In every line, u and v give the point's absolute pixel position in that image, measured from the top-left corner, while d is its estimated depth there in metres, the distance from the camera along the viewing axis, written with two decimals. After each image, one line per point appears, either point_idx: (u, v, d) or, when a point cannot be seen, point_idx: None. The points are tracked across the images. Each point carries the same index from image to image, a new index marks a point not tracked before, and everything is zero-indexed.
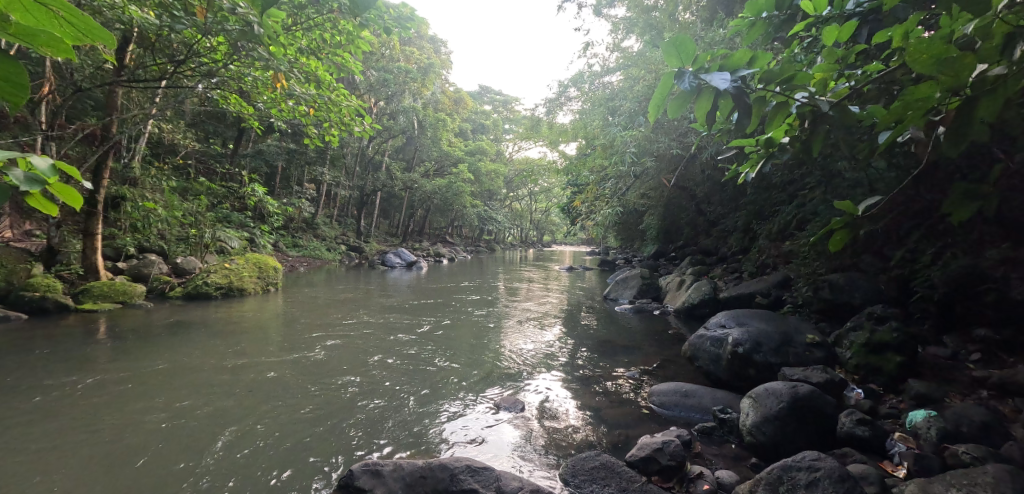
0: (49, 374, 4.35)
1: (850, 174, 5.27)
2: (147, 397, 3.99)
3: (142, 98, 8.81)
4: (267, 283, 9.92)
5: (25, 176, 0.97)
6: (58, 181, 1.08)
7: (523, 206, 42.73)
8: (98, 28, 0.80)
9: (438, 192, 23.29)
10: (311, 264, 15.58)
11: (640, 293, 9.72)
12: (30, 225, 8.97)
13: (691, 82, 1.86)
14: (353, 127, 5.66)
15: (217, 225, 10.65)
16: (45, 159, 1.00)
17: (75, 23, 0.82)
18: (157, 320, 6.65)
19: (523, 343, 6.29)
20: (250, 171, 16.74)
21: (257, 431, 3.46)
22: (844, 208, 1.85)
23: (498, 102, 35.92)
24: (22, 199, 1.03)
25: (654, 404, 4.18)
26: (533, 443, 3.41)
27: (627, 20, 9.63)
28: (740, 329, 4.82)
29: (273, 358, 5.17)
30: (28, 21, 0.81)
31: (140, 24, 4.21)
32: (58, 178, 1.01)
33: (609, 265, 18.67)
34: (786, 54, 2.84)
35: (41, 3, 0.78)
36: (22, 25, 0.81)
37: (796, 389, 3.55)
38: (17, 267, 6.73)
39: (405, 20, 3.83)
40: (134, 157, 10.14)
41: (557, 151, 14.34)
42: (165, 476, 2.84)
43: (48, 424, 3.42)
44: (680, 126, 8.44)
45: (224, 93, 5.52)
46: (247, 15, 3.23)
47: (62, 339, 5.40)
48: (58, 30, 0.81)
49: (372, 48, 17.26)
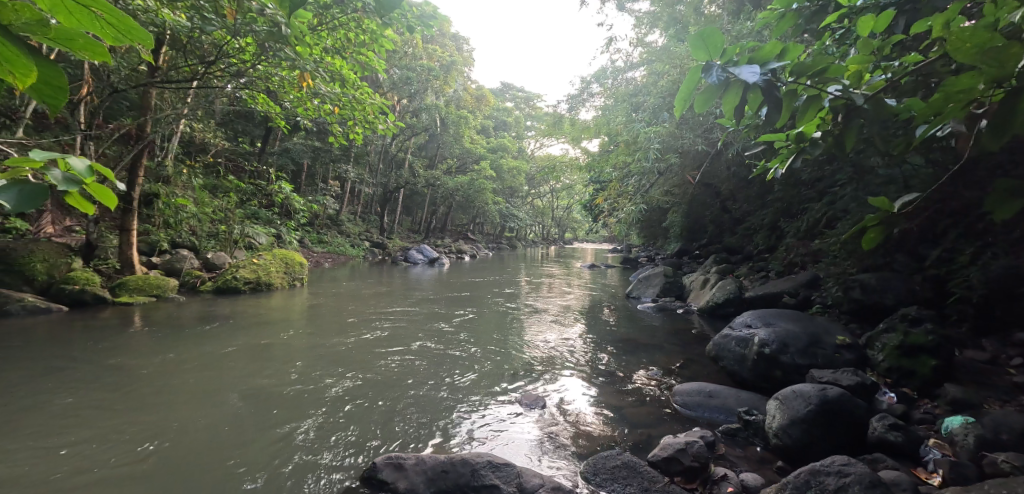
0: (89, 363, 4.54)
1: (883, 170, 5.09)
2: (187, 386, 4.14)
3: (175, 98, 9.11)
4: (293, 278, 10.14)
5: (65, 175, 1.00)
6: (94, 181, 1.10)
7: (545, 204, 42.60)
8: (137, 29, 0.80)
9: (460, 189, 23.43)
10: (335, 260, 15.89)
11: (663, 291, 9.59)
12: (70, 220, 9.36)
13: (719, 76, 1.81)
14: (377, 125, 5.73)
15: (246, 222, 10.96)
16: (82, 160, 1.01)
17: (115, 25, 0.83)
18: (188, 312, 6.86)
19: (544, 340, 6.29)
20: (277, 168, 17.14)
21: (292, 420, 3.57)
22: (878, 206, 1.78)
23: (520, 99, 35.92)
24: (60, 199, 1.06)
25: (677, 404, 4.12)
26: (553, 442, 3.38)
27: (651, 15, 9.49)
28: (766, 330, 4.71)
29: (299, 351, 5.28)
30: (67, 25, 0.82)
31: (173, 26, 4.35)
32: (95, 179, 1.02)
33: (631, 262, 18.53)
34: (819, 47, 2.75)
35: (83, 4, 0.78)
36: (64, 29, 0.82)
37: (825, 392, 3.44)
38: (58, 261, 7.03)
39: (427, 19, 3.87)
40: (168, 156, 10.52)
41: (579, 147, 14.24)
42: (214, 461, 2.97)
43: (100, 410, 3.58)
44: (705, 122, 8.27)
45: (253, 93, 5.66)
46: (276, 16, 3.33)
47: (101, 331, 5.63)
48: (98, 32, 0.81)
49: (395, 47, 17.44)
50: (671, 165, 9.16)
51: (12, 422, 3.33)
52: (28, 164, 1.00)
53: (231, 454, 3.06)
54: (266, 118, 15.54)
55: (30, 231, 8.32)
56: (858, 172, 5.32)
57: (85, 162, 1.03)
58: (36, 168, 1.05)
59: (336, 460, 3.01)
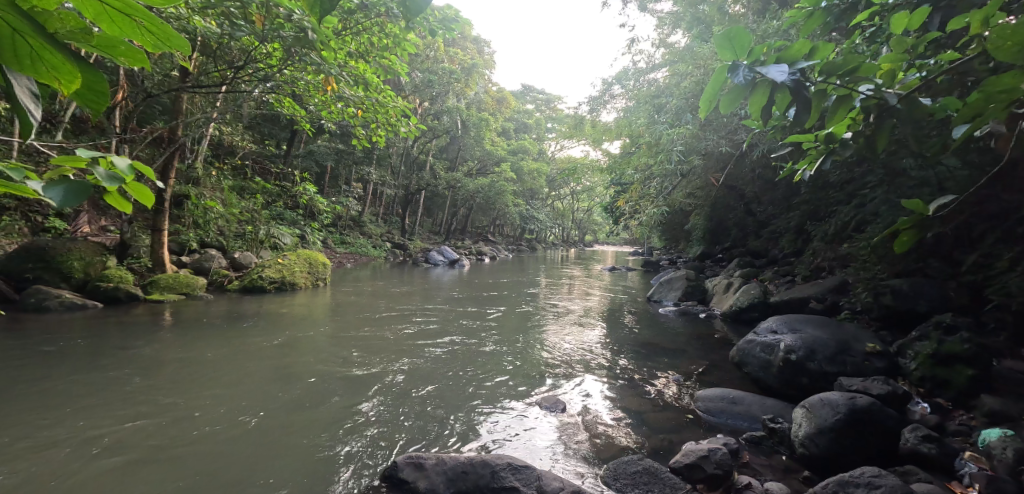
0: (121, 358, 4.69)
1: (917, 172, 4.91)
2: (218, 380, 4.28)
3: (205, 102, 9.37)
4: (317, 278, 10.32)
5: (108, 174, 1.03)
6: (133, 180, 1.13)
7: (566, 206, 42.40)
8: (176, 35, 0.80)
9: (481, 191, 23.51)
10: (357, 261, 16.14)
11: (685, 294, 9.45)
12: (105, 220, 9.74)
13: (746, 76, 1.77)
14: (400, 127, 5.78)
15: (271, 223, 11.23)
16: (125, 159, 1.05)
17: (155, 33, 0.83)
18: (215, 310, 7.05)
19: (564, 342, 6.26)
20: (302, 170, 17.51)
21: (321, 416, 3.66)
22: (913, 208, 1.72)
23: (541, 101, 35.91)
24: (101, 198, 1.09)
25: (699, 410, 4.04)
26: (572, 446, 3.34)
27: (674, 15, 9.37)
28: (792, 336, 4.60)
29: (322, 349, 5.38)
30: (112, 33, 0.83)
31: (204, 33, 4.47)
32: (135, 177, 1.06)
33: (653, 265, 18.32)
34: (849, 46, 2.67)
35: (123, 12, 0.78)
36: (109, 35, 0.84)
37: (854, 401, 3.34)
38: (94, 259, 7.31)
39: (449, 22, 4.04)
40: (198, 158, 10.85)
41: (601, 149, 14.16)
42: (250, 453, 3.07)
43: (140, 402, 3.73)
44: (729, 123, 8.12)
45: (279, 97, 5.79)
46: (302, 21, 3.40)
47: (133, 327, 5.83)
48: (140, 39, 0.82)
49: (417, 50, 17.60)
50: (694, 167, 9.03)
51: (41, 418, 3.39)
52: (72, 163, 1.03)
53: (249, 457, 3.02)
54: (292, 121, 15.88)
55: (68, 230, 8.70)
56: (889, 174, 5.16)
57: (127, 161, 1.07)
58: (81, 168, 1.09)
59: (352, 463, 2.98)
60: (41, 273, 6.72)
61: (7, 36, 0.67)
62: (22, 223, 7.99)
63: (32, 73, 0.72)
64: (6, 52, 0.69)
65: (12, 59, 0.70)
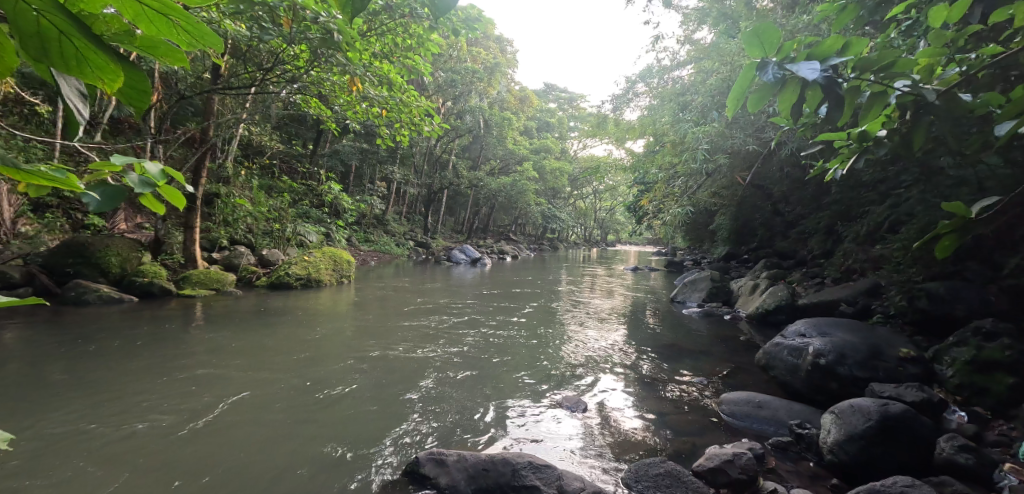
0: (155, 351, 4.88)
1: (955, 171, 4.71)
2: (249, 373, 4.41)
3: (234, 103, 9.61)
4: (341, 275, 10.50)
5: (141, 179, 1.06)
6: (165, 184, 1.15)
7: (588, 205, 42.01)
8: (212, 34, 0.80)
9: (503, 191, 23.52)
10: (381, 259, 16.36)
11: (709, 296, 9.28)
12: (140, 218, 10.13)
13: (775, 74, 1.73)
14: (423, 127, 5.81)
15: (298, 221, 11.46)
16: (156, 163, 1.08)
17: (191, 33, 0.83)
18: (244, 306, 7.24)
19: (585, 342, 6.22)
20: (327, 170, 17.83)
21: (348, 409, 3.75)
22: (955, 210, 1.66)
23: (563, 100, 35.73)
24: (134, 201, 1.12)
25: (723, 413, 3.97)
26: (592, 447, 3.32)
27: (700, 11, 9.19)
28: (821, 339, 4.46)
29: (346, 345, 5.46)
30: (150, 33, 0.84)
31: (234, 36, 4.59)
32: (166, 181, 1.08)
33: (677, 266, 18.03)
34: (884, 40, 2.57)
35: (160, 14, 0.77)
36: (148, 36, 0.84)
37: (886, 407, 3.24)
38: (130, 255, 7.62)
39: (473, 22, 4.05)
40: (228, 158, 11.15)
41: (624, 147, 14.00)
42: (287, 442, 3.20)
43: (179, 392, 3.90)
44: (757, 120, 7.92)
45: (306, 98, 5.89)
46: (328, 23, 3.44)
47: (166, 321, 6.04)
48: (176, 39, 0.82)
49: (440, 50, 17.68)
50: (720, 166, 8.85)
51: (87, 406, 3.58)
52: (106, 167, 1.06)
53: (274, 453, 3.05)
54: (318, 121, 16.18)
55: (106, 227, 9.07)
56: (924, 173, 4.95)
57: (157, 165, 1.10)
58: (116, 172, 1.11)
59: (373, 466, 2.93)
60: (81, 267, 7.01)
61: (55, 39, 0.68)
62: (63, 220, 8.37)
63: (76, 73, 0.73)
64: (53, 56, 0.70)
65: (58, 62, 0.71)
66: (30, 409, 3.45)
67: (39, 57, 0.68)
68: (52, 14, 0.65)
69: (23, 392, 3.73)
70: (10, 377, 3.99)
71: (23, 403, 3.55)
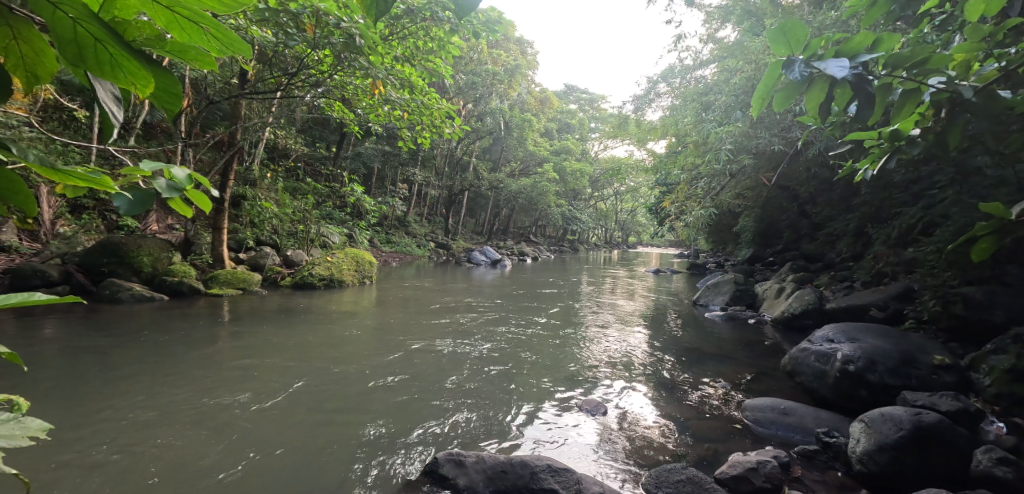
0: (185, 348, 5.03)
1: (993, 170, 4.52)
2: (274, 371, 4.51)
3: (261, 107, 9.85)
4: (363, 276, 10.65)
5: (168, 184, 1.09)
6: (193, 190, 1.19)
7: (609, 207, 41.65)
8: (240, 40, 0.79)
9: (523, 192, 23.53)
10: (402, 260, 16.55)
11: (733, 299, 9.12)
12: (171, 219, 10.49)
13: (803, 72, 1.68)
14: (444, 129, 5.85)
15: (322, 223, 11.66)
16: (184, 169, 1.12)
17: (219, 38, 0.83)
18: (269, 305, 7.41)
19: (607, 345, 6.18)
20: (350, 172, 18.14)
21: (369, 408, 3.78)
22: (997, 212, 1.58)
23: (583, 101, 35.60)
24: (165, 205, 1.17)
25: (747, 419, 3.89)
26: (612, 451, 3.29)
27: (723, 9, 9.04)
28: (850, 345, 4.33)
29: (368, 345, 5.53)
30: (182, 40, 0.84)
31: (262, 42, 4.71)
32: (193, 186, 1.12)
33: (699, 268, 17.74)
34: (916, 36, 2.48)
35: (191, 20, 0.77)
36: (180, 42, 0.84)
37: (919, 417, 3.12)
38: (161, 255, 7.87)
39: (493, 24, 4.07)
40: (255, 161, 11.45)
41: (646, 148, 13.86)
42: (308, 440, 3.24)
43: (204, 388, 4.01)
44: (783, 120, 7.74)
45: (330, 102, 6.01)
46: (351, 28, 3.50)
47: (195, 319, 6.23)
48: (207, 46, 0.82)
49: (461, 52, 17.81)
50: (744, 166, 8.67)
51: (120, 399, 3.71)
52: (137, 173, 1.10)
53: (296, 450, 3.09)
54: (341, 124, 16.49)
55: (139, 228, 9.41)
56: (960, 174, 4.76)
57: (185, 171, 1.13)
58: (146, 177, 1.15)
59: (391, 468, 2.92)
60: (115, 267, 7.28)
61: (90, 46, 0.69)
62: (98, 221, 8.73)
63: (111, 79, 0.74)
64: (90, 62, 0.71)
65: (93, 66, 0.72)
66: (69, 401, 3.61)
67: (76, 63, 0.69)
68: (87, 22, 0.66)
69: (61, 384, 3.90)
70: (50, 370, 4.18)
71: (60, 394, 3.69)
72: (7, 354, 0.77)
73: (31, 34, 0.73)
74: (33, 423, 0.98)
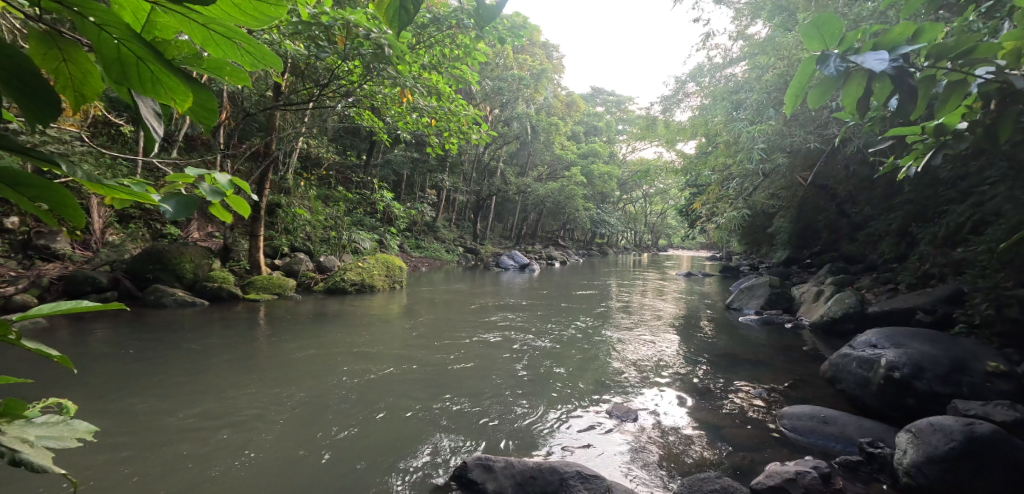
0: (224, 351, 5.22)
1: None
2: (307, 374, 4.61)
3: (293, 118, 10.16)
4: (393, 281, 10.83)
5: (211, 188, 1.15)
6: (232, 194, 1.24)
7: (638, 209, 41.04)
8: (272, 56, 0.81)
9: (551, 195, 23.48)
10: (431, 265, 16.75)
11: (768, 302, 8.85)
12: (212, 228, 10.96)
13: (838, 67, 1.60)
14: (471, 135, 5.90)
15: (353, 229, 11.93)
16: (225, 174, 1.17)
17: (252, 54, 0.84)
18: (302, 310, 7.61)
19: (637, 349, 6.08)
20: (381, 179, 18.53)
21: (396, 413, 3.80)
22: None
23: (611, 104, 35.43)
24: (207, 209, 1.21)
25: (785, 428, 3.75)
26: (644, 459, 3.23)
27: (753, 5, 8.82)
28: (895, 351, 4.12)
29: (397, 349, 5.60)
30: (218, 58, 0.86)
31: (295, 55, 4.86)
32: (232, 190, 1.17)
33: (732, 271, 17.34)
34: (961, 25, 2.34)
35: (225, 37, 0.79)
36: (216, 59, 0.87)
37: (971, 427, 2.95)
38: (201, 261, 8.21)
39: (519, 29, 4.07)
40: (289, 170, 11.83)
41: (675, 149, 13.63)
42: (334, 445, 3.26)
43: (238, 391, 4.13)
44: (819, 116, 7.47)
45: (361, 111, 6.15)
46: (381, 38, 3.56)
47: (234, 323, 6.46)
48: (241, 62, 0.84)
49: (487, 59, 18.01)
50: (778, 165, 8.38)
51: (161, 400, 3.87)
52: (181, 178, 1.15)
53: (324, 454, 3.14)
54: (371, 133, 16.89)
55: (182, 236, 9.87)
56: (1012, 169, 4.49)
57: (226, 176, 1.19)
58: (189, 183, 1.20)
59: (411, 472, 2.95)
60: (159, 273, 7.63)
61: (133, 64, 0.74)
62: (144, 230, 9.19)
63: (152, 95, 0.77)
64: (133, 80, 0.75)
65: (136, 85, 0.75)
66: (116, 401, 3.79)
67: (120, 82, 0.72)
68: (130, 43, 0.70)
69: (111, 385, 4.11)
70: (98, 373, 4.40)
71: (109, 396, 3.89)
72: (58, 357, 0.80)
73: (79, 55, 0.78)
74: (80, 425, 0.98)
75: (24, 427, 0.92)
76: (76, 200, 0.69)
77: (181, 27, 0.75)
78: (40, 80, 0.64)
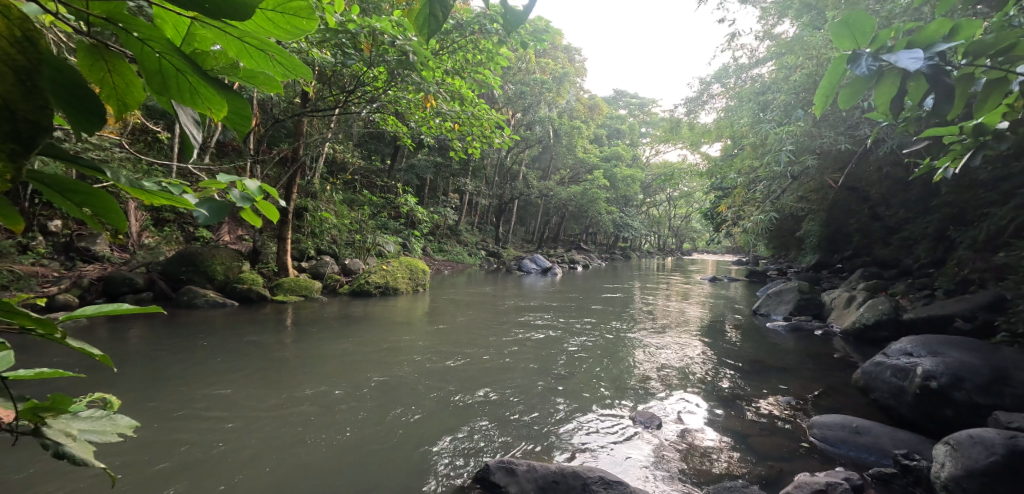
0: (253, 351, 5.37)
1: None
2: (331, 375, 4.70)
3: (320, 124, 10.38)
4: (416, 284, 10.94)
5: (241, 194, 1.20)
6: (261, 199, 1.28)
7: (662, 213, 40.47)
8: (300, 65, 0.84)
9: (573, 198, 23.38)
10: (454, 268, 16.84)
11: (797, 308, 8.62)
12: (242, 231, 11.29)
13: (869, 67, 1.57)
14: (494, 139, 5.90)
15: (377, 232, 12.11)
16: (254, 181, 1.22)
17: (283, 64, 0.87)
18: (328, 312, 7.76)
19: (662, 354, 6.00)
20: (404, 183, 18.80)
21: (417, 414, 3.84)
22: None
23: (634, 106, 35.15)
24: (237, 214, 1.26)
25: (814, 437, 3.65)
26: (667, 466, 3.18)
27: (781, 4, 8.64)
28: (931, 359, 3.96)
29: (420, 351, 5.65)
30: (251, 67, 0.90)
31: (322, 62, 4.97)
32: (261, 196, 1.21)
33: (760, 275, 16.93)
34: (1001, 19, 2.23)
35: (258, 48, 0.82)
36: (249, 69, 0.90)
37: (1015, 441, 2.80)
38: (232, 264, 8.47)
39: (541, 33, 4.08)
40: (315, 174, 12.10)
41: (700, 151, 13.42)
42: (355, 445, 3.31)
43: (263, 390, 4.24)
44: (850, 117, 7.26)
45: (385, 116, 6.25)
46: (406, 46, 3.61)
47: (263, 324, 6.65)
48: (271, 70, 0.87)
49: (510, 63, 18.11)
50: (807, 168, 8.16)
51: (191, 398, 4.00)
52: (214, 184, 1.21)
53: (345, 454, 3.18)
54: (395, 138, 17.14)
55: (213, 239, 10.21)
56: None
57: (255, 183, 1.23)
58: (221, 188, 1.24)
59: (432, 473, 2.97)
60: (192, 275, 7.91)
61: (173, 75, 0.77)
62: (178, 233, 9.53)
63: (191, 105, 0.81)
64: (172, 90, 0.78)
65: (176, 95, 0.79)
66: (151, 399, 3.94)
67: (160, 93, 0.76)
68: (171, 56, 0.73)
69: (146, 383, 4.28)
70: (135, 371, 4.58)
71: (144, 394, 4.04)
72: (100, 356, 0.83)
73: (122, 66, 0.81)
74: (121, 420, 1.02)
75: (70, 420, 0.96)
76: (118, 204, 0.72)
77: (217, 39, 0.79)
78: (89, 93, 0.69)
